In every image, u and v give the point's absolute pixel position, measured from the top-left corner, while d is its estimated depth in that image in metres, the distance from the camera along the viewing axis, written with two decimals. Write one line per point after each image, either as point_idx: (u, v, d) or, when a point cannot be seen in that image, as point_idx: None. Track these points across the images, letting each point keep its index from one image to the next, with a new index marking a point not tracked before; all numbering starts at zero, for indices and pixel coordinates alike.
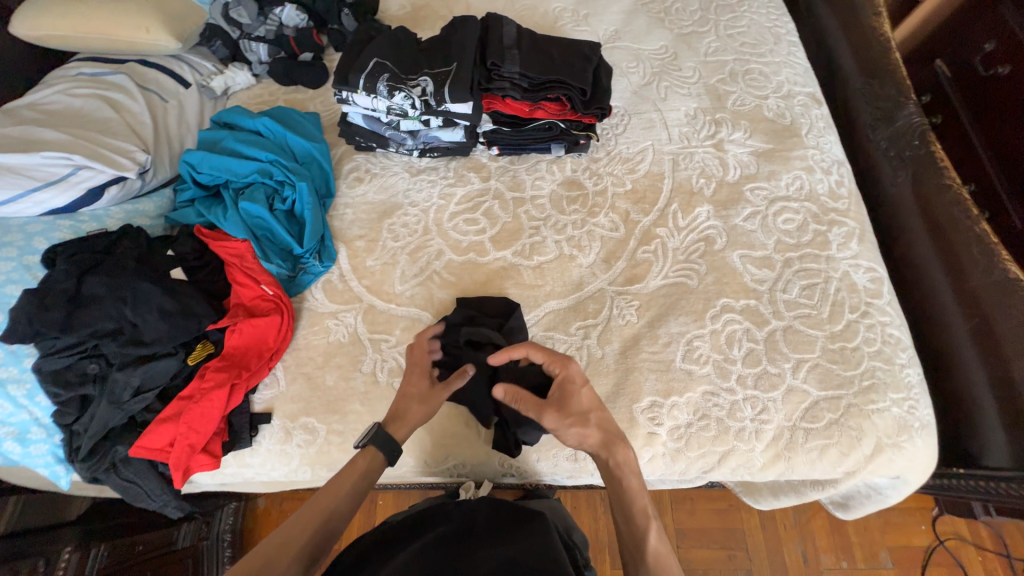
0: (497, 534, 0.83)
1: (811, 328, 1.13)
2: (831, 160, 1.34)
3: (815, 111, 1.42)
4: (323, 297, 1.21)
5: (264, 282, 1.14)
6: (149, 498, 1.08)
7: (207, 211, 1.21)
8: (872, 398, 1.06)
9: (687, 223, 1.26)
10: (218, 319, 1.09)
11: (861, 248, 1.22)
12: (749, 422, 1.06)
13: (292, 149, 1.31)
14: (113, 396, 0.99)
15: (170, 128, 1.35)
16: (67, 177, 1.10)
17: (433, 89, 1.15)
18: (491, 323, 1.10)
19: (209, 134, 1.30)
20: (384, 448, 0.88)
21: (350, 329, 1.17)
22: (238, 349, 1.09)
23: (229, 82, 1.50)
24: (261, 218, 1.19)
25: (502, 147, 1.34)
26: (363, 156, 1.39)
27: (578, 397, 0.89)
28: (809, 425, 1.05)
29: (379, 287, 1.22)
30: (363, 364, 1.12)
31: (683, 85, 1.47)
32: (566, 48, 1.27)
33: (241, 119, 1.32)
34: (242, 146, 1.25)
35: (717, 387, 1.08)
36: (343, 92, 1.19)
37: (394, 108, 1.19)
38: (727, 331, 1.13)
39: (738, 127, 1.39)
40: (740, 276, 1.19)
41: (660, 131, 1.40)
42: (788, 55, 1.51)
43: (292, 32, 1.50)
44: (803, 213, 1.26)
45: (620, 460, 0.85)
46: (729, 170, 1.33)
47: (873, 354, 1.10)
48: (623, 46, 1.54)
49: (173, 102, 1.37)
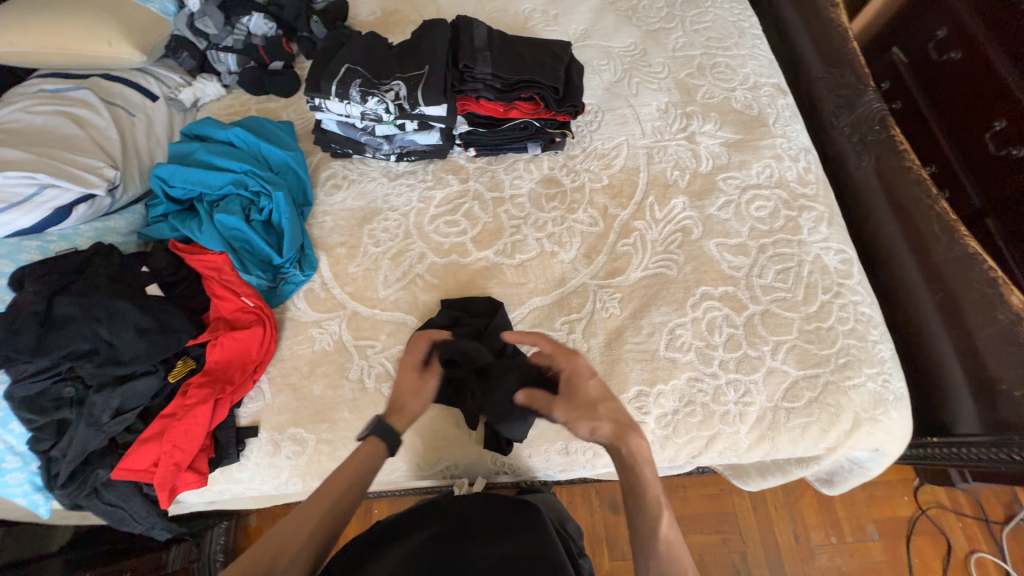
0: (494, 528, 0.83)
1: (787, 311, 1.16)
2: (799, 147, 1.38)
3: (781, 101, 1.46)
4: (306, 306, 1.20)
5: (244, 294, 1.13)
6: (135, 521, 1.05)
7: (181, 224, 1.19)
8: (848, 375, 1.10)
9: (664, 215, 1.29)
10: (198, 334, 1.07)
11: (830, 231, 1.26)
12: (733, 406, 1.08)
13: (267, 158, 1.29)
14: (92, 419, 0.96)
15: (138, 142, 1.32)
16: (32, 197, 1.06)
17: (406, 93, 1.15)
18: (477, 322, 1.10)
19: (180, 147, 1.27)
20: (388, 441, 0.88)
21: (334, 336, 1.16)
22: (220, 364, 1.07)
23: (198, 93, 1.47)
24: (238, 230, 1.18)
25: (479, 148, 1.34)
26: (340, 163, 1.38)
27: (586, 388, 0.91)
28: (790, 404, 1.08)
29: (362, 293, 1.21)
30: (350, 371, 1.12)
31: (654, 80, 1.50)
32: (537, 48, 1.28)
33: (213, 130, 1.29)
34: (215, 158, 1.24)
35: (701, 373, 1.11)
36: (316, 99, 1.18)
37: (368, 113, 1.18)
38: (707, 318, 1.16)
39: (709, 120, 1.42)
40: (717, 264, 1.22)
41: (633, 126, 1.42)
42: (753, 48, 1.55)
43: (261, 41, 1.49)
44: (774, 200, 1.30)
45: (633, 452, 0.85)
46: (701, 162, 1.36)
47: (847, 332, 1.14)
48: (593, 45, 1.57)
49: (140, 116, 1.34)
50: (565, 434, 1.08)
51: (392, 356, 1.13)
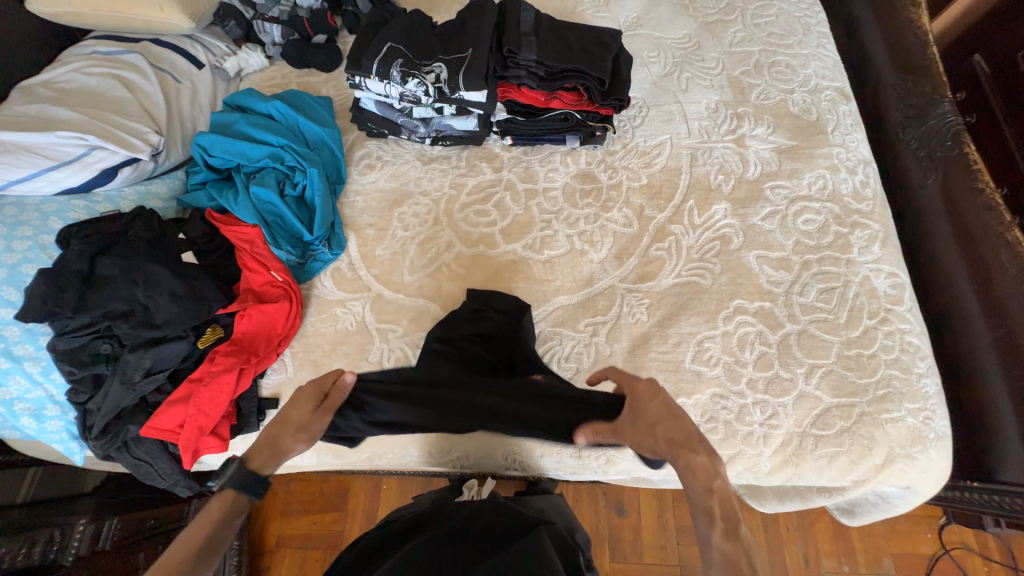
0: (493, 538, 0.81)
1: (827, 333, 1.10)
2: (857, 159, 1.29)
3: (843, 107, 1.36)
4: (332, 285, 1.21)
5: (274, 268, 1.14)
6: (160, 477, 1.11)
7: (218, 194, 1.21)
8: (887, 408, 1.04)
9: (703, 221, 1.23)
10: (227, 304, 1.10)
11: (883, 252, 1.18)
12: (758, 427, 1.04)
13: (304, 134, 1.30)
14: (125, 376, 1.00)
15: (183, 109, 1.33)
16: (80, 157, 1.10)
17: (447, 76, 1.11)
18: (497, 318, 1.10)
19: (221, 117, 1.29)
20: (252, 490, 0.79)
21: (357, 317, 1.18)
22: (247, 335, 1.10)
23: (242, 63, 1.48)
24: (272, 204, 1.19)
25: (516, 137, 1.30)
26: (375, 143, 1.38)
27: (646, 410, 0.82)
28: (819, 431, 1.03)
29: (388, 276, 1.22)
30: (370, 353, 1.13)
31: (706, 77, 1.42)
32: (586, 35, 1.22)
33: (252, 102, 1.30)
34: (254, 131, 1.25)
35: (727, 390, 1.06)
36: (356, 77, 1.15)
37: (407, 95, 1.16)
38: (739, 334, 1.11)
39: (762, 122, 1.34)
40: (756, 278, 1.16)
41: (679, 124, 1.35)
42: (818, 47, 1.44)
43: (305, 14, 1.47)
44: (825, 214, 1.22)
45: (689, 465, 0.75)
46: (749, 167, 1.29)
47: (890, 362, 1.07)
48: (644, 35, 1.49)
49: (186, 83, 1.36)
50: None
51: (412, 342, 1.14)
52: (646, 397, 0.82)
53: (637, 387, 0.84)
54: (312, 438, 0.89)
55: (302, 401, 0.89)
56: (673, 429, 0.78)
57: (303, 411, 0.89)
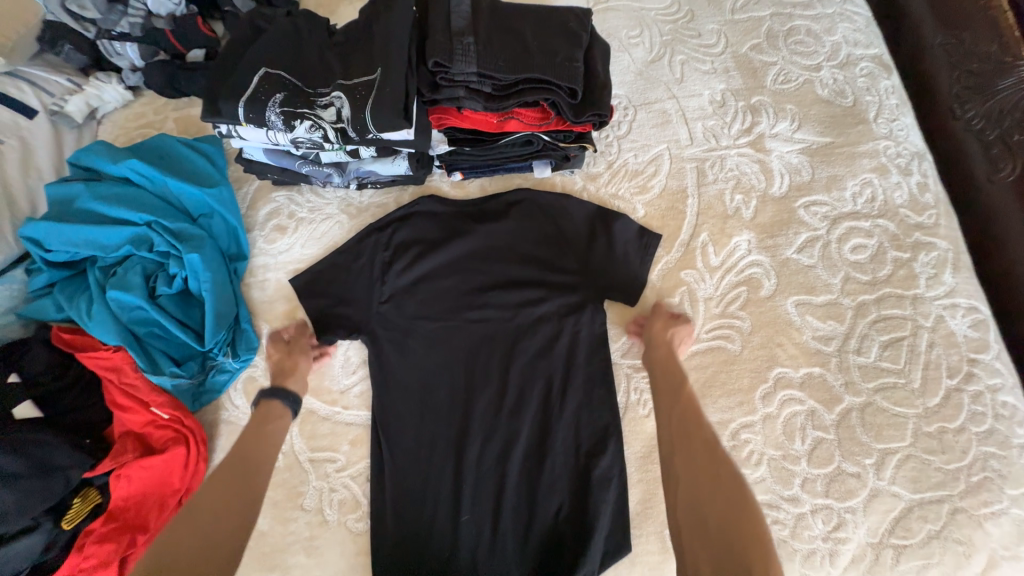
0: (459, 497, 0.84)
1: (898, 406, 0.84)
2: (909, 153, 0.99)
3: (884, 82, 1.05)
4: (246, 404, 0.92)
5: (155, 404, 0.84)
6: None
7: (66, 304, 0.88)
8: (985, 499, 0.79)
9: (720, 261, 0.94)
10: (96, 464, 0.81)
11: (957, 278, 0.91)
12: (821, 543, 0.80)
13: (180, 201, 0.96)
14: None
15: (11, 181, 0.96)
16: None
17: (350, 113, 0.78)
18: (553, 260, 0.95)
19: (58, 189, 0.92)
20: (354, 276, 0.95)
21: (284, 447, 0.89)
22: (130, 501, 0.82)
23: (93, 102, 1.09)
24: (141, 310, 0.87)
25: (467, 169, 0.99)
26: (284, 193, 1.05)
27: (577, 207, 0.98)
28: (900, 541, 0.79)
29: (318, 383, 0.93)
30: (305, 498, 0.86)
31: (705, 58, 1.09)
32: (546, 20, 0.85)
33: (101, 162, 0.94)
34: (104, 207, 0.91)
35: (777, 497, 0.82)
36: (223, 125, 0.81)
37: (301, 142, 0.82)
38: (785, 418, 0.85)
39: (784, 115, 1.03)
40: (799, 334, 0.89)
41: (678, 127, 1.04)
42: (845, 2, 1.12)
43: (167, 23, 1.08)
44: (877, 236, 0.94)
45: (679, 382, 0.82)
46: (773, 180, 0.99)
47: (983, 435, 0.82)
48: (620, 7, 1.14)
49: (12, 142, 0.98)
50: (571, 509, 0.82)
51: (360, 475, 0.87)
52: (565, 209, 0.98)
53: (564, 206, 0.98)
54: (371, 260, 0.96)
55: (359, 237, 0.97)
56: (671, 374, 0.83)
57: (352, 245, 0.97)
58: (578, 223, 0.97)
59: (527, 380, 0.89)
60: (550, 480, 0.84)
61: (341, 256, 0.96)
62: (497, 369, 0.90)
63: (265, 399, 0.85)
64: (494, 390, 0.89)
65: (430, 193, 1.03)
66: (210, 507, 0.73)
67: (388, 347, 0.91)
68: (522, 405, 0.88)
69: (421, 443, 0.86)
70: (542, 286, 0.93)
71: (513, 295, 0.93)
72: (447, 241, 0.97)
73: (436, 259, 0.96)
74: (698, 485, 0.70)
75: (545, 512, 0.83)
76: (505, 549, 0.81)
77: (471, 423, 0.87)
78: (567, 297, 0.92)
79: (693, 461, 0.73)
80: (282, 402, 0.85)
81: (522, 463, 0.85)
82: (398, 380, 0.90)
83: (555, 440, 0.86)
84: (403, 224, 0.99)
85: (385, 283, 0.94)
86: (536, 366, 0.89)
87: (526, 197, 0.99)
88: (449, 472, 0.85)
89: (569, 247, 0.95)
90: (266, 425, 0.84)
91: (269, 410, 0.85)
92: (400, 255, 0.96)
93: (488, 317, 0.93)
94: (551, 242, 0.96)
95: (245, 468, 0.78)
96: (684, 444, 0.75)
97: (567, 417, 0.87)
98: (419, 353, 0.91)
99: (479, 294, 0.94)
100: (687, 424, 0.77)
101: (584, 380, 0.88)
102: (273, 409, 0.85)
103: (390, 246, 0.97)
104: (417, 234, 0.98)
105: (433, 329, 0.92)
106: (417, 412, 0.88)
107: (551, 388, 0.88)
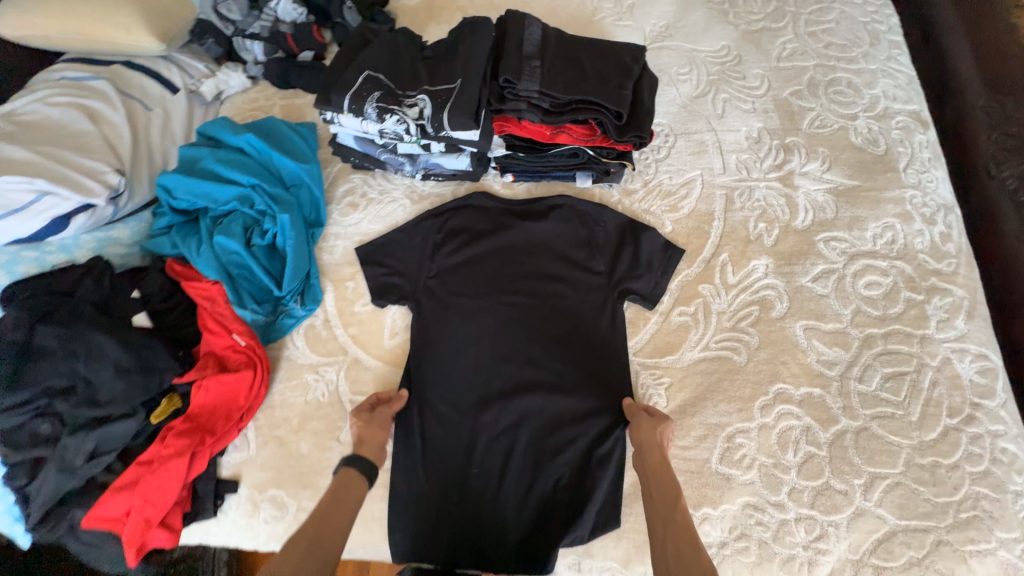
0: (472, 455, 0.95)
1: (893, 435, 0.89)
2: (936, 204, 1.04)
3: (919, 136, 1.11)
4: (304, 346, 1.08)
5: (237, 331, 1.02)
6: (111, 563, 0.95)
7: (180, 242, 1.08)
8: (972, 537, 0.82)
9: (737, 280, 1.03)
10: (183, 372, 0.97)
11: (969, 325, 0.94)
12: (801, 550, 0.84)
13: (279, 171, 1.15)
14: (64, 463, 0.87)
15: (152, 141, 1.19)
16: (29, 204, 0.94)
17: (430, 112, 0.94)
18: (583, 261, 1.06)
19: (189, 151, 1.14)
20: (409, 251, 1.11)
21: (331, 386, 1.04)
22: (205, 409, 0.97)
23: (221, 86, 1.32)
24: (237, 255, 1.06)
25: (518, 173, 1.13)
26: (360, 176, 1.23)
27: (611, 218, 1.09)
28: (880, 561, 0.82)
29: (366, 337, 1.08)
30: (342, 431, 1.00)
31: (746, 98, 1.19)
32: (604, 53, 0.99)
33: (224, 134, 1.16)
34: (221, 168, 1.11)
35: (763, 500, 0.87)
36: (328, 112, 1.00)
37: (387, 133, 0.99)
38: (780, 429, 0.91)
39: (815, 156, 1.11)
40: (804, 355, 0.95)
41: (713, 157, 1.14)
42: (888, 61, 1.19)
43: (288, 28, 1.32)
44: (892, 275, 0.99)
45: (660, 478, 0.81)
46: (797, 213, 1.07)
47: (977, 476, 0.85)
48: (673, 47, 1.27)
49: (157, 111, 1.21)
50: (570, 480, 0.92)
51: None
52: (600, 218, 1.09)
53: (600, 215, 1.10)
54: (425, 241, 1.11)
55: (418, 220, 1.13)
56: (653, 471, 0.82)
57: (411, 226, 1.12)
58: (610, 231, 1.08)
59: (546, 361, 1.00)
60: (555, 452, 0.94)
61: (400, 235, 1.12)
62: (521, 348, 1.01)
63: (343, 468, 0.85)
64: (515, 366, 1.00)
65: (483, 189, 1.17)
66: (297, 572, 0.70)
67: (430, 316, 1.05)
68: (539, 383, 0.98)
69: (445, 403, 0.98)
70: (571, 282, 1.05)
71: (543, 287, 1.05)
72: (492, 233, 1.11)
73: (481, 247, 1.10)
74: None
75: (546, 479, 0.92)
76: (506, 507, 0.91)
77: (492, 391, 0.99)
78: (592, 295, 1.04)
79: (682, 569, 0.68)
80: (362, 476, 0.86)
81: (532, 433, 0.95)
82: (434, 345, 1.03)
83: (563, 417, 0.96)
84: (456, 214, 1.13)
85: (435, 261, 1.09)
86: (556, 350, 1.00)
87: (567, 202, 1.11)
88: (465, 433, 0.96)
89: (599, 251, 1.07)
90: (344, 490, 0.83)
91: (345, 478, 0.84)
92: (451, 239, 1.11)
93: (519, 302, 1.05)
94: (583, 245, 1.08)
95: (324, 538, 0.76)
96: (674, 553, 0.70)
97: (577, 399, 0.97)
98: (456, 324, 1.04)
99: (514, 281, 1.07)
100: (677, 542, 0.71)
101: (596, 370, 0.99)
102: (351, 482, 0.84)
103: (443, 231, 1.12)
104: (468, 224, 1.12)
105: (470, 305, 1.05)
106: (447, 375, 1.01)
107: (566, 372, 0.99)
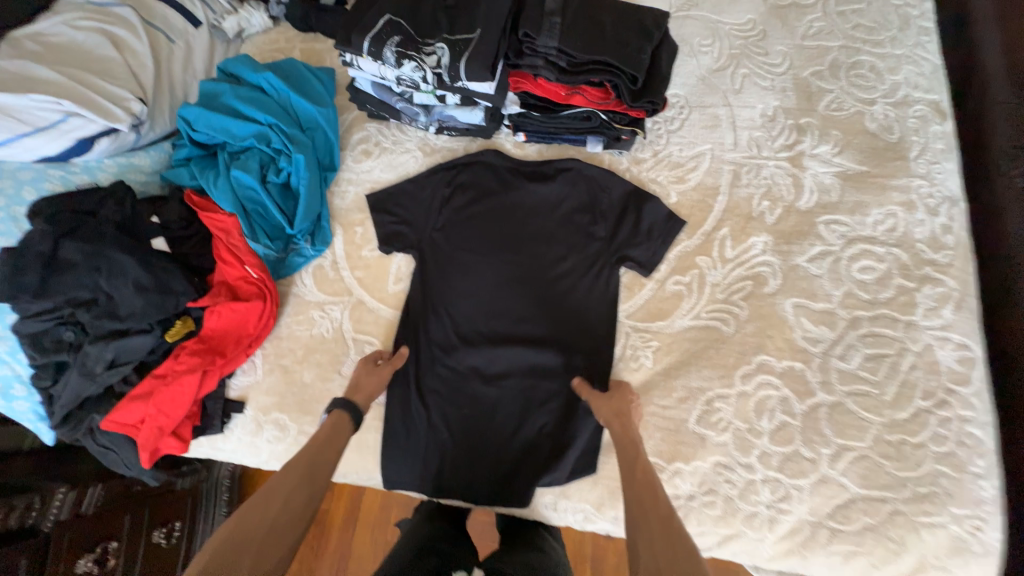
0: (464, 398, 1.00)
1: (866, 411, 0.92)
2: (941, 196, 1.05)
3: (935, 127, 1.10)
4: (312, 284, 1.13)
5: (249, 263, 1.06)
6: (125, 466, 1.03)
7: (198, 173, 1.11)
8: (927, 509, 0.87)
9: (735, 255, 1.05)
10: (198, 297, 1.02)
11: (956, 316, 0.97)
12: (764, 509, 0.89)
13: (296, 113, 1.17)
14: (85, 368, 0.93)
15: (174, 74, 1.20)
16: (56, 124, 0.97)
17: (448, 61, 0.95)
18: (586, 224, 1.09)
19: (210, 86, 1.16)
20: (418, 201, 1.13)
21: (335, 324, 1.09)
22: (216, 333, 1.03)
23: (242, 24, 1.34)
24: (253, 191, 1.10)
25: (530, 133, 1.14)
26: (375, 125, 1.25)
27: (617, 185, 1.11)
28: (837, 524, 0.88)
29: (371, 281, 1.12)
30: (343, 365, 1.05)
31: (766, 75, 1.18)
32: (625, 15, 0.99)
33: (245, 71, 1.17)
34: (241, 105, 1.13)
35: (734, 461, 0.92)
36: (348, 54, 1.01)
37: (404, 80, 1.01)
38: (758, 397, 0.95)
39: (827, 139, 1.11)
40: (790, 331, 0.99)
41: (725, 132, 1.14)
42: (915, 47, 1.17)
43: None
44: (888, 262, 1.01)
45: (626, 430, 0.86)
46: (802, 194, 1.08)
47: (940, 455, 0.89)
48: (698, 17, 1.25)
49: (180, 44, 1.22)
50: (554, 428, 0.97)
51: None
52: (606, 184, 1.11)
53: (606, 180, 1.11)
54: (433, 193, 1.14)
55: (428, 172, 1.15)
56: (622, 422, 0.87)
57: (421, 177, 1.15)
58: (616, 197, 1.10)
59: (542, 317, 1.04)
60: (542, 401, 0.99)
61: (410, 185, 1.14)
62: (518, 302, 1.05)
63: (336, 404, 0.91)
64: (511, 319, 1.04)
65: (494, 147, 1.19)
66: (294, 491, 0.78)
67: (433, 265, 1.09)
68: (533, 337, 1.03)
69: (442, 347, 1.04)
70: (572, 243, 1.08)
71: (545, 246, 1.08)
72: (500, 190, 1.13)
73: (488, 203, 1.12)
74: (649, 529, 0.71)
75: (532, 425, 0.98)
76: (492, 447, 0.97)
77: (486, 340, 1.03)
78: (591, 257, 1.06)
79: (641, 505, 0.74)
80: (352, 412, 0.91)
81: (522, 383, 1.00)
82: (435, 293, 1.07)
83: (552, 370, 1.00)
84: (466, 169, 1.16)
85: (442, 213, 1.12)
86: (551, 307, 1.04)
87: (575, 166, 1.13)
88: (458, 377, 1.01)
89: (602, 216, 1.09)
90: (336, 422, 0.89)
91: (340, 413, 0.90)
92: (460, 193, 1.13)
93: (520, 259, 1.08)
94: (587, 208, 1.10)
95: (318, 464, 0.83)
96: (636, 493, 0.76)
97: (567, 354, 1.01)
98: (458, 275, 1.08)
99: (517, 238, 1.10)
100: (640, 480, 0.78)
101: (588, 330, 1.03)
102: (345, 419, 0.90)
103: (451, 185, 1.14)
104: (478, 179, 1.14)
105: (473, 258, 1.09)
106: (446, 322, 1.05)
107: (559, 328, 1.03)
